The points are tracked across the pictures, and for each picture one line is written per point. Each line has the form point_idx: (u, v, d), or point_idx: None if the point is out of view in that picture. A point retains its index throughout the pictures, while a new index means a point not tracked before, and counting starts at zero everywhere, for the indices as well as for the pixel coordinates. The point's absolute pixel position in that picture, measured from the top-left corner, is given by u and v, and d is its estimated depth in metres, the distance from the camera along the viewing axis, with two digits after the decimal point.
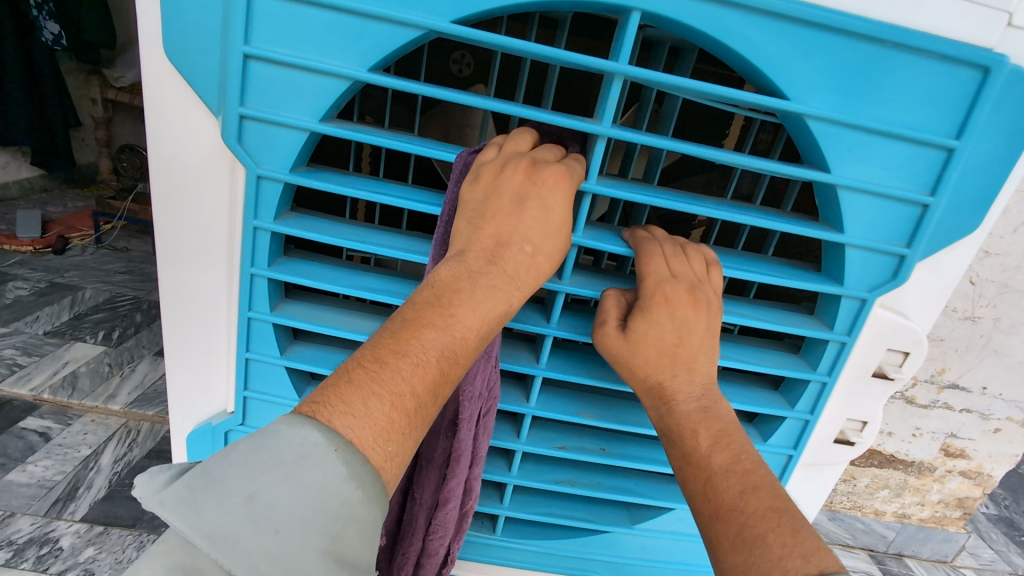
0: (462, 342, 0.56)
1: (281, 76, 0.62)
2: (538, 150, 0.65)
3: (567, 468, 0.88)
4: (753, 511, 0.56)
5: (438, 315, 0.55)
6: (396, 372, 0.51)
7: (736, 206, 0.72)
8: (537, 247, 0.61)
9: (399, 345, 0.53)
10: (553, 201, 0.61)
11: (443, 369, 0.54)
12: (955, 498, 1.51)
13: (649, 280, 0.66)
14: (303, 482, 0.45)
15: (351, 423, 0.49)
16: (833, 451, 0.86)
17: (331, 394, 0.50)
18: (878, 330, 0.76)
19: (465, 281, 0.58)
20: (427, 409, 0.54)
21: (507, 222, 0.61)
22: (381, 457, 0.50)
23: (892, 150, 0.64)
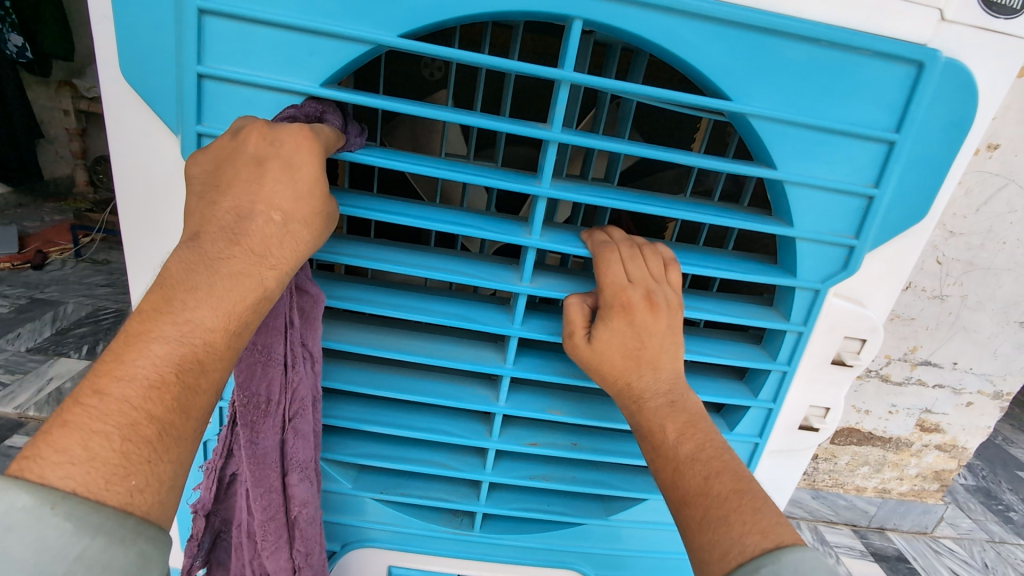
0: (204, 348, 0.51)
1: (236, 94, 0.64)
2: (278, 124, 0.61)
3: (543, 464, 0.91)
4: (718, 494, 0.60)
5: (167, 324, 0.50)
6: (120, 400, 0.47)
7: (690, 203, 0.75)
8: (286, 215, 0.55)
9: (118, 367, 0.48)
10: (288, 159, 0.55)
11: (183, 380, 0.49)
12: (932, 471, 1.56)
13: (608, 287, 0.69)
14: (8, 553, 0.40)
15: (69, 472, 0.44)
16: (800, 438, 0.86)
17: (41, 439, 0.44)
18: (835, 318, 0.77)
19: (198, 267, 0.51)
20: (177, 426, 0.49)
21: (245, 193, 0.55)
22: (118, 496, 0.45)
23: (835, 145, 0.65)
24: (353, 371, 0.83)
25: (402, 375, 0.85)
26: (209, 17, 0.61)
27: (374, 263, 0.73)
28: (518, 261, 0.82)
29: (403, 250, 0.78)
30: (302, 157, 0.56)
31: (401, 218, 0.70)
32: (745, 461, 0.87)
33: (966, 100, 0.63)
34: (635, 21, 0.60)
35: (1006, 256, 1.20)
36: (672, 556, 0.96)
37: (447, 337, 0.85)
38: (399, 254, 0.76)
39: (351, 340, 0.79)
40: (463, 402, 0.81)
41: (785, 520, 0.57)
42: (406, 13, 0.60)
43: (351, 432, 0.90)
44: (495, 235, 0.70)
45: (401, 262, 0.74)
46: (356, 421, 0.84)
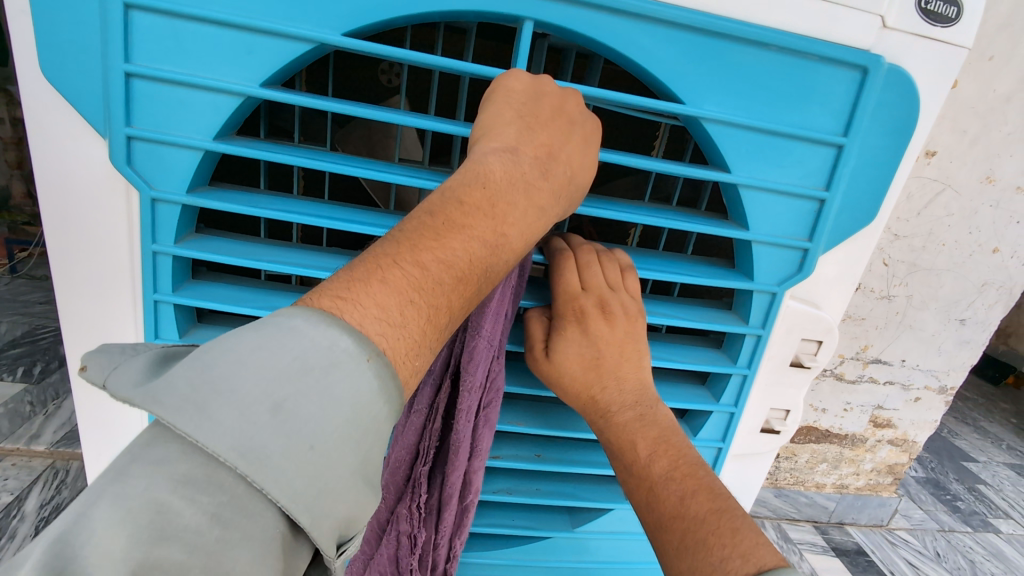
0: (502, 260, 0.51)
1: (169, 94, 0.60)
2: (562, 95, 0.60)
3: (506, 476, 0.89)
4: (695, 515, 0.59)
5: (485, 223, 0.49)
6: (437, 282, 0.45)
7: (649, 208, 0.75)
8: (534, 188, 0.56)
9: (439, 244, 0.46)
10: (574, 155, 0.59)
11: (479, 279, 0.49)
12: (886, 465, 1.62)
13: (560, 294, 0.69)
14: (336, 393, 0.39)
15: (383, 332, 0.42)
16: (762, 441, 0.87)
17: (358, 283, 0.43)
18: (792, 321, 0.78)
19: (517, 189, 0.52)
20: (450, 328, 0.48)
21: (530, 148, 0.56)
22: (410, 371, 0.44)
23: (787, 149, 0.66)
24: None
25: None
26: (136, 12, 0.57)
27: (321, 272, 0.70)
28: None
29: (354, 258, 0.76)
30: (581, 166, 0.60)
31: (349, 224, 0.68)
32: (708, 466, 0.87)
33: (908, 105, 0.66)
34: (586, 23, 0.59)
35: (945, 257, 1.27)
36: (640, 565, 0.95)
37: None
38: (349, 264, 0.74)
39: None
40: None
41: (765, 539, 0.55)
42: (349, 12, 0.58)
43: None
44: None
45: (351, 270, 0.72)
46: None
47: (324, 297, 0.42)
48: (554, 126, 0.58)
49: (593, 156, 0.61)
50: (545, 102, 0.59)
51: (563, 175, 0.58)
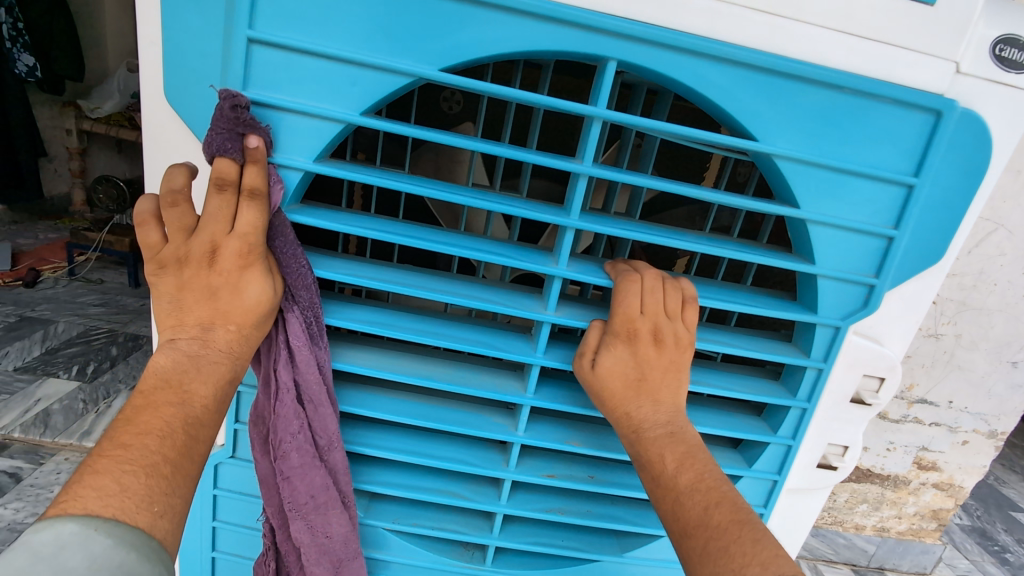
0: (202, 411, 0.62)
1: (278, 119, 0.65)
2: (217, 219, 0.63)
3: (556, 496, 0.90)
4: (718, 525, 0.62)
5: (172, 395, 0.61)
6: (142, 448, 0.56)
7: (712, 238, 0.76)
8: (240, 326, 0.65)
9: (130, 429, 0.57)
10: (240, 283, 0.65)
11: (190, 433, 0.60)
12: (930, 510, 1.56)
13: (620, 315, 0.71)
14: (67, 563, 0.47)
15: (108, 502, 0.52)
16: (817, 477, 0.86)
17: (75, 491, 0.52)
18: (853, 357, 0.78)
19: (188, 364, 0.63)
20: (185, 466, 0.59)
21: (196, 278, 0.65)
22: (145, 518, 0.53)
23: (855, 187, 0.68)
24: (372, 398, 0.83)
25: (419, 401, 0.85)
26: (257, 46, 0.63)
27: (397, 287, 0.75)
28: (539, 290, 0.84)
29: (427, 277, 0.81)
30: (255, 292, 0.65)
31: (427, 244, 0.72)
32: (762, 499, 0.87)
33: (980, 148, 0.67)
34: (669, 63, 0.62)
35: (998, 297, 1.25)
36: None
37: (468, 365, 0.86)
38: (421, 281, 0.79)
39: (371, 364, 0.80)
40: (480, 431, 0.82)
41: (784, 551, 0.59)
42: (448, 49, 0.62)
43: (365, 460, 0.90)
44: (522, 264, 0.72)
45: (427, 287, 0.77)
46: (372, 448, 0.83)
47: (61, 502, 0.51)
48: (204, 232, 0.63)
49: (269, 273, 0.66)
50: (203, 237, 0.63)
51: (242, 254, 0.64)
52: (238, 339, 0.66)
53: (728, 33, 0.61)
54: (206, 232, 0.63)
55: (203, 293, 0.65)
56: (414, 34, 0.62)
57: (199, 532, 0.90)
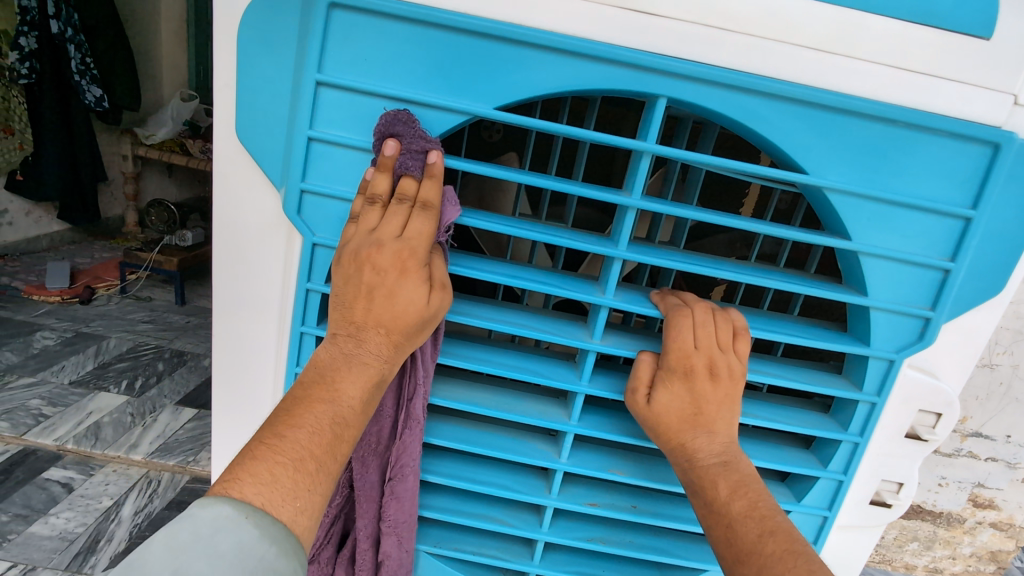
0: (351, 411, 0.63)
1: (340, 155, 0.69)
2: (390, 220, 0.66)
3: (598, 525, 0.90)
4: (772, 554, 0.61)
5: (323, 391, 0.62)
6: (294, 442, 0.59)
7: (760, 269, 0.76)
8: (389, 330, 0.65)
9: (292, 417, 0.60)
10: (398, 288, 0.65)
11: (337, 432, 0.61)
12: (988, 551, 1.48)
13: (673, 350, 0.71)
14: (221, 548, 0.51)
15: (259, 490, 0.56)
16: (871, 514, 0.84)
17: (239, 474, 0.56)
18: (908, 391, 0.76)
19: (341, 361, 0.64)
20: (329, 465, 0.60)
21: (363, 309, 0.66)
22: (289, 513, 0.57)
23: (907, 219, 0.67)
24: (417, 422, 0.85)
25: (463, 425, 0.87)
26: (324, 88, 0.67)
27: (444, 314, 0.77)
28: (583, 319, 0.85)
29: (474, 304, 0.83)
30: (410, 298, 0.65)
31: (476, 273, 0.75)
32: (812, 536, 0.84)
33: None
34: (718, 100, 0.64)
35: None
36: None
37: (512, 391, 0.87)
38: (467, 308, 0.81)
39: None
40: (523, 457, 0.82)
41: None
42: (502, 88, 0.65)
43: None
44: (569, 293, 0.73)
45: (475, 315, 0.79)
46: (417, 470, 0.85)
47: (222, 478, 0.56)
48: (390, 248, 0.65)
49: (426, 279, 0.66)
50: (374, 237, 0.65)
51: (400, 257, 0.65)
52: (390, 299, 0.65)
53: (777, 70, 0.63)
54: (377, 233, 0.65)
55: (362, 292, 0.66)
56: (471, 75, 0.65)
57: None
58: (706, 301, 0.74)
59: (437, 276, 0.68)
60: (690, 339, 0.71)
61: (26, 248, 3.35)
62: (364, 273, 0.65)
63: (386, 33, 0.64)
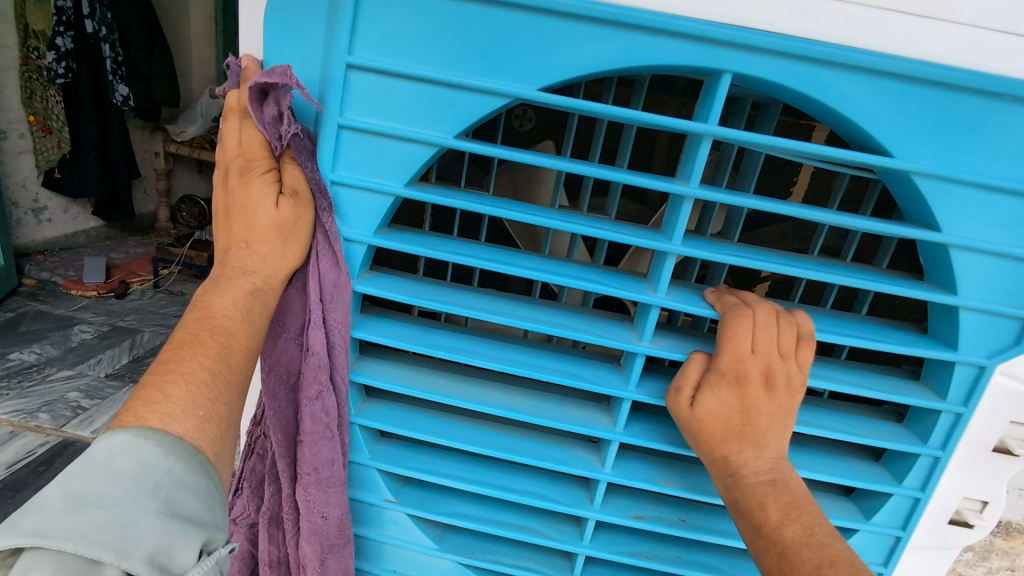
0: (233, 334, 0.63)
1: (371, 143, 0.65)
2: (263, 164, 0.66)
3: (643, 539, 0.84)
4: None
5: (199, 321, 0.62)
6: (190, 368, 0.59)
7: (830, 264, 0.69)
8: (250, 241, 0.65)
9: (175, 361, 0.60)
10: (250, 191, 0.65)
11: (222, 350, 0.62)
12: None
13: (727, 354, 0.65)
14: (120, 467, 0.50)
15: (157, 416, 0.56)
16: (949, 535, 0.76)
17: (134, 408, 0.56)
18: (999, 400, 0.68)
19: (211, 286, 0.64)
20: (221, 403, 0.61)
21: (224, 196, 0.67)
22: (191, 426, 0.57)
23: (1008, 207, 0.59)
24: (450, 426, 0.81)
25: (499, 430, 0.82)
26: (355, 72, 0.63)
27: (483, 313, 0.73)
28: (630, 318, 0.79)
29: (512, 302, 0.78)
30: (262, 200, 0.65)
31: (516, 269, 0.69)
32: (882, 557, 0.77)
33: None
34: (788, 74, 0.57)
35: None
36: None
37: (550, 394, 0.82)
38: (505, 306, 0.76)
39: (451, 392, 0.78)
40: (564, 466, 0.77)
41: None
42: (547, 67, 0.60)
43: (441, 489, 0.87)
44: (617, 291, 0.68)
45: (513, 314, 0.74)
46: (452, 478, 0.80)
47: (123, 415, 0.55)
48: (256, 186, 0.65)
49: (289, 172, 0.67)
50: (238, 159, 0.66)
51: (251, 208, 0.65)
52: (249, 200, 0.65)
53: (860, 39, 0.55)
54: (241, 156, 0.66)
55: (223, 213, 0.68)
56: (513, 52, 0.60)
57: None
58: (767, 301, 0.67)
59: (289, 182, 0.66)
60: (747, 342, 0.64)
61: (65, 244, 3.44)
62: (233, 164, 0.67)
63: (419, 9, 0.59)
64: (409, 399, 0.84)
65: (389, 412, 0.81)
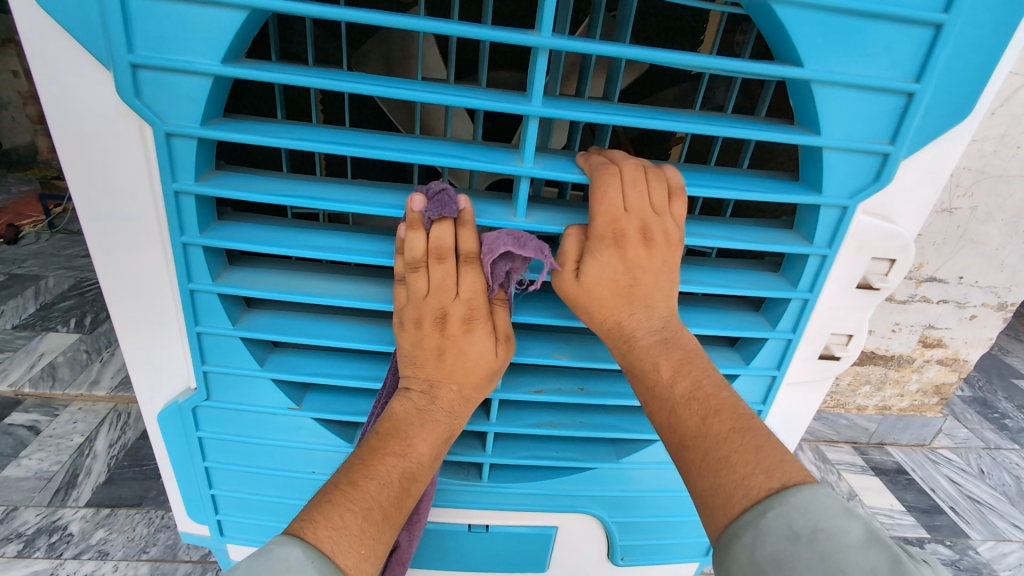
0: (417, 465, 0.67)
1: (170, 12, 0.56)
2: (469, 295, 0.68)
3: (548, 410, 0.87)
4: (717, 434, 0.58)
5: (396, 445, 0.66)
6: (367, 492, 0.61)
7: (703, 116, 0.65)
8: (461, 386, 0.70)
9: (370, 469, 0.63)
10: (468, 344, 0.69)
11: (405, 486, 0.65)
12: (933, 385, 1.95)
13: (601, 217, 0.63)
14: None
15: (331, 535, 0.56)
16: (819, 369, 0.82)
17: (316, 514, 0.57)
18: (861, 240, 0.70)
19: (415, 417, 0.68)
20: (393, 517, 0.62)
21: (425, 350, 0.70)
22: (353, 560, 0.57)
23: (868, 33, 0.56)
24: (341, 328, 0.78)
25: (393, 325, 0.80)
26: None
27: (353, 204, 0.68)
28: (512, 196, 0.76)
29: (386, 190, 0.72)
30: (478, 355, 0.69)
31: (371, 151, 0.63)
32: (761, 396, 0.83)
33: None
34: None
35: (1019, 162, 1.49)
36: (682, 493, 0.95)
37: None
38: (376, 195, 0.70)
39: (333, 293, 0.74)
40: None
41: (793, 459, 0.56)
42: None
43: (347, 391, 0.86)
44: (482, 165, 0.63)
45: (384, 202, 0.69)
46: (350, 378, 0.79)
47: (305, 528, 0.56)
48: (478, 321, 0.68)
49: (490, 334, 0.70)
50: (450, 304, 0.67)
51: (465, 321, 0.68)
52: (461, 354, 0.69)
53: None
54: (443, 296, 0.67)
55: (430, 356, 0.70)
56: None
57: (192, 471, 0.90)
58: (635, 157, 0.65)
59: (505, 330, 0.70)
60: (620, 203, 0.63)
61: None
62: (427, 308, 0.67)
63: None
64: (296, 306, 0.81)
65: (274, 322, 0.77)
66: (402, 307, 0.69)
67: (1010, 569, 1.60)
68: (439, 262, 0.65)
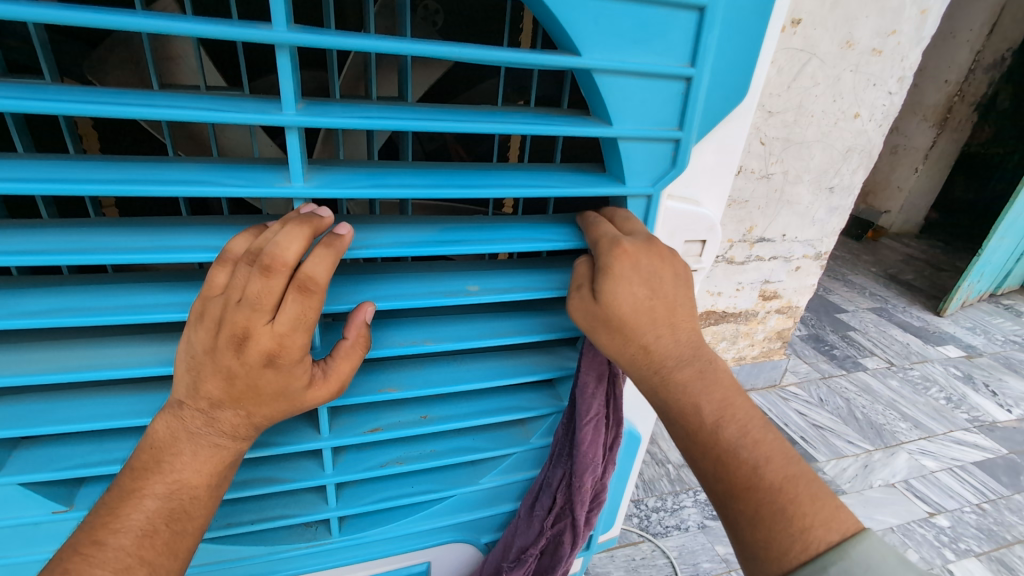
0: (193, 501, 0.56)
1: None
2: (270, 297, 0.50)
3: (394, 444, 0.76)
4: (772, 484, 0.56)
5: (158, 482, 0.55)
6: (118, 549, 0.52)
7: (496, 112, 0.60)
8: (251, 413, 0.56)
9: (114, 520, 0.53)
10: (284, 371, 0.53)
11: (174, 529, 0.55)
12: (776, 332, 2.17)
13: (268, 335, 0.51)
14: None
15: None
16: None
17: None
18: (672, 224, 0.70)
19: (184, 440, 0.55)
20: (168, 566, 0.54)
21: (231, 359, 0.52)
22: None
23: (639, 17, 0.54)
24: (107, 405, 0.62)
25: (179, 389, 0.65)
26: None
27: (75, 256, 0.53)
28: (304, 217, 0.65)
29: (129, 229, 0.57)
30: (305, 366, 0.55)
31: (80, 187, 0.49)
32: None
33: None
34: None
35: (813, 129, 1.67)
36: (555, 497, 0.91)
37: None
38: (113, 239, 0.56)
39: (80, 365, 0.58)
40: None
41: (848, 523, 0.54)
42: None
43: None
44: (237, 190, 0.52)
45: (124, 249, 0.55)
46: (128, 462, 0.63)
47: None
48: (269, 335, 0.51)
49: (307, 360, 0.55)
50: (240, 313, 0.50)
51: (270, 352, 0.52)
52: (271, 372, 0.53)
53: None
54: (241, 309, 0.50)
55: (225, 366, 0.52)
56: None
57: None
58: (640, 230, 0.61)
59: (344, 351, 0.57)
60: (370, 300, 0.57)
61: None
62: (224, 322, 0.51)
63: None
64: (39, 387, 0.63)
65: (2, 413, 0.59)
66: (207, 299, 0.52)
67: (850, 480, 1.84)
68: (296, 240, 0.50)
